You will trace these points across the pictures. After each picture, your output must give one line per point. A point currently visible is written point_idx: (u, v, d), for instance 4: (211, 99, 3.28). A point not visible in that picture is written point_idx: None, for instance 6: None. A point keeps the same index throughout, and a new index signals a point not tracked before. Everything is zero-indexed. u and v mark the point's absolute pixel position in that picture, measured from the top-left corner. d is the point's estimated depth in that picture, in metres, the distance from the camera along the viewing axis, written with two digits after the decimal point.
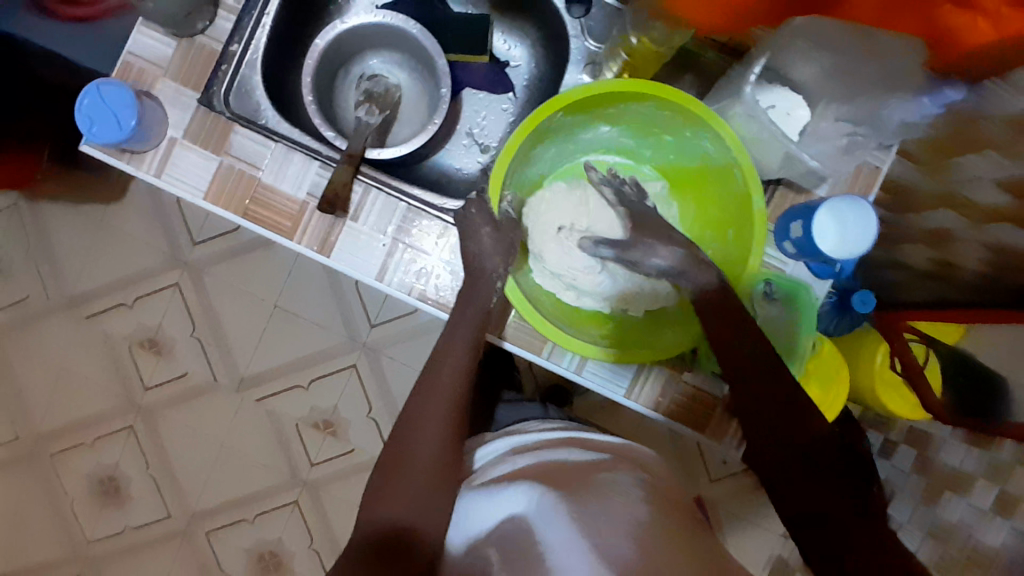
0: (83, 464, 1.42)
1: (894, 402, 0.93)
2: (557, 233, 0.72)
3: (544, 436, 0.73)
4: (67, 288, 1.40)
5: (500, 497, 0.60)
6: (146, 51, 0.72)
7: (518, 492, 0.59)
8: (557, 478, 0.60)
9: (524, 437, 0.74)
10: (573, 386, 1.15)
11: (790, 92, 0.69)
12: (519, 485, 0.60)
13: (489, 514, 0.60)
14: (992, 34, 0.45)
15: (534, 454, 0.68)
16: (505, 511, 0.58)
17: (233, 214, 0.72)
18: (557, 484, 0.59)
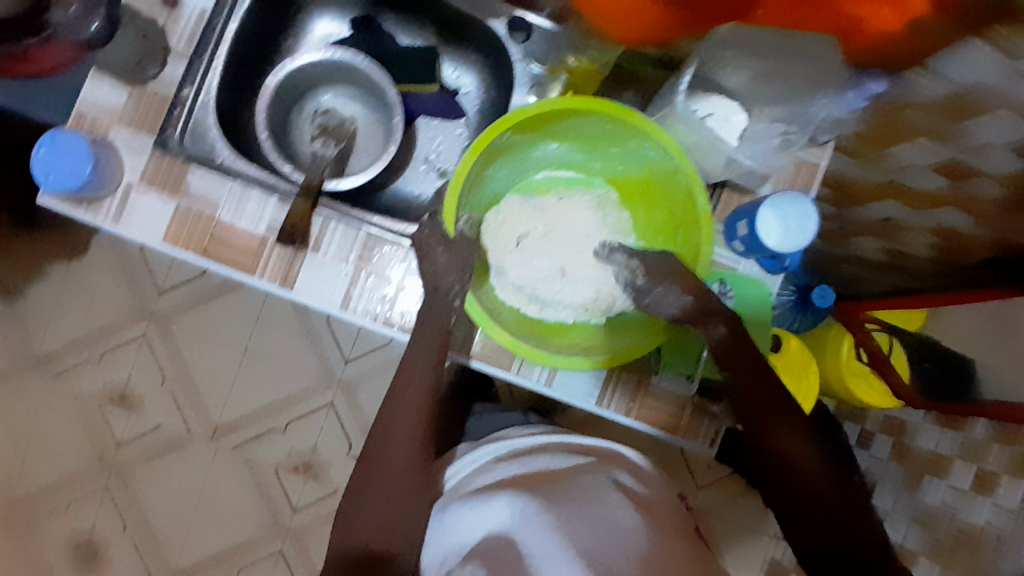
0: (55, 532, 1.37)
1: (865, 392, 0.95)
2: (516, 245, 0.75)
3: (531, 442, 0.74)
4: (31, 349, 1.36)
5: (481, 508, 0.60)
6: (97, 99, 0.73)
7: (500, 503, 0.59)
8: (539, 486, 0.61)
9: (503, 446, 0.75)
10: (551, 404, 1.15)
11: (726, 100, 0.68)
12: (501, 495, 0.60)
13: (471, 527, 0.60)
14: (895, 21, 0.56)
15: (514, 462, 0.69)
16: (487, 525, 0.58)
17: (194, 254, 0.73)
18: (538, 491, 0.59)
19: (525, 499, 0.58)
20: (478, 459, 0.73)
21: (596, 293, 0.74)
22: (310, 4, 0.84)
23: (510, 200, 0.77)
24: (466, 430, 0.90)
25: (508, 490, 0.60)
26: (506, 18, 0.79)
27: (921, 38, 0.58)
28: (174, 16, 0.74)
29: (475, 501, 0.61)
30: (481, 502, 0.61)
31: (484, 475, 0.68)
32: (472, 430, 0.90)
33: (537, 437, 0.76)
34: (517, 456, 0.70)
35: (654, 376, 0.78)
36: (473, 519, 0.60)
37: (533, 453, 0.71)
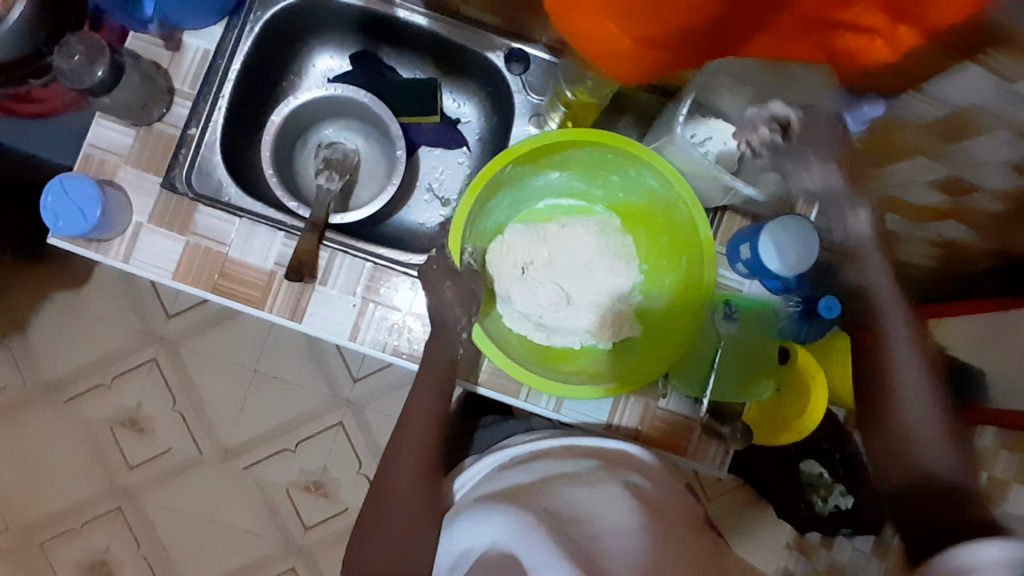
0: (70, 554, 1.38)
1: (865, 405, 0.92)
2: (521, 274, 0.74)
3: (534, 448, 0.74)
4: (43, 375, 1.38)
5: (481, 521, 0.59)
6: (106, 142, 0.74)
7: (497, 516, 0.58)
8: (538, 497, 0.60)
9: (507, 454, 0.75)
10: None
11: (719, 124, 0.69)
12: (498, 508, 0.59)
13: (472, 541, 0.59)
14: (887, 52, 0.50)
15: (518, 470, 0.69)
16: (485, 538, 0.57)
17: (203, 290, 0.74)
18: (535, 504, 0.58)
19: (519, 513, 0.56)
20: (482, 471, 0.74)
21: (601, 319, 0.74)
22: (311, 40, 0.85)
23: (514, 229, 0.76)
24: (472, 441, 0.88)
25: (506, 504, 0.59)
26: (502, 51, 0.80)
27: (917, 64, 0.54)
28: (178, 57, 0.76)
29: (475, 515, 0.61)
30: (481, 517, 0.60)
31: (490, 484, 0.68)
32: (477, 441, 0.88)
33: (539, 441, 0.76)
34: (521, 464, 0.71)
35: (661, 397, 0.79)
36: (474, 534, 0.59)
37: (536, 459, 0.72)
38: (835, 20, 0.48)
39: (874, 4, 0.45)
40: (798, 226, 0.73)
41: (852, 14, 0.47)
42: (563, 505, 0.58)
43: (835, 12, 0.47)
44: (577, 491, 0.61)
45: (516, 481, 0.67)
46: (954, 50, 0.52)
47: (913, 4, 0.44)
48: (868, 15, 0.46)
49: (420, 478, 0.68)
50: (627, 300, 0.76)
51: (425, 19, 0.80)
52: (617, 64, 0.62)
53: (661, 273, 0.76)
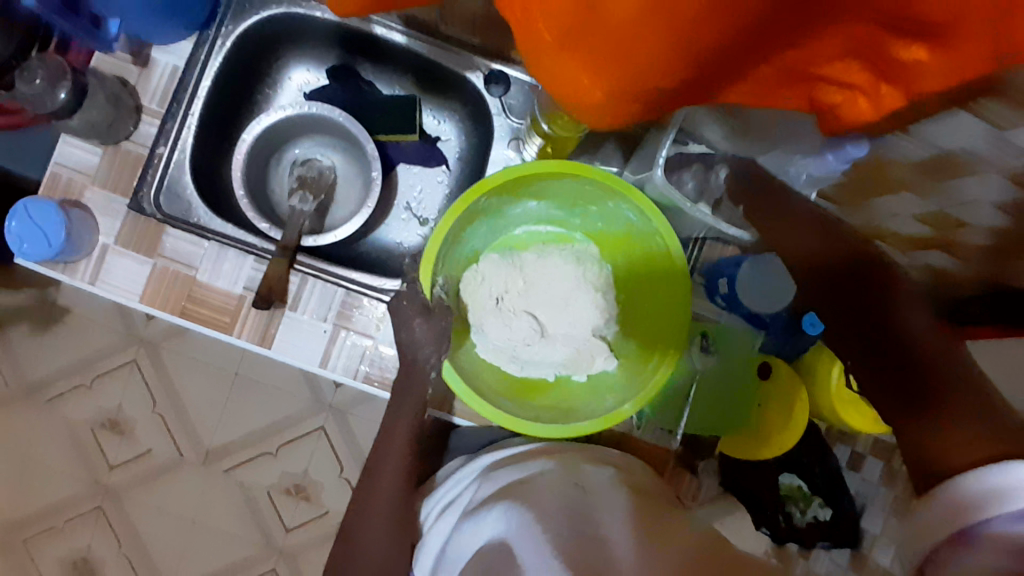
0: (53, 551, 1.38)
1: (856, 419, 0.80)
2: (496, 306, 0.72)
3: (524, 448, 0.74)
4: (23, 374, 1.37)
5: (476, 524, 0.60)
6: (72, 160, 0.73)
7: (497, 511, 0.60)
8: (535, 492, 0.62)
9: (492, 457, 0.74)
10: None
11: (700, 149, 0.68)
12: (496, 510, 0.60)
13: (467, 541, 0.60)
14: (868, 110, 0.47)
15: (512, 470, 0.69)
16: (483, 535, 0.59)
17: (171, 314, 0.73)
18: (531, 499, 0.61)
19: (520, 508, 0.58)
20: (471, 472, 0.73)
21: (575, 352, 0.73)
22: (286, 53, 0.82)
23: (489, 258, 0.75)
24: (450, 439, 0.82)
25: (503, 501, 0.61)
26: (482, 71, 0.78)
27: (909, 116, 0.52)
28: (146, 73, 0.75)
29: (472, 516, 0.62)
30: (477, 515, 0.61)
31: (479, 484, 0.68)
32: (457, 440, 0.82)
33: (528, 443, 0.76)
34: (520, 462, 0.71)
35: (634, 428, 0.80)
36: (470, 533, 0.60)
37: (533, 457, 0.71)
38: (815, 75, 0.45)
39: (858, 62, 0.43)
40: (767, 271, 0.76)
41: (834, 69, 0.44)
42: (553, 505, 0.59)
43: (817, 67, 0.44)
44: (576, 488, 0.63)
45: (513, 478, 0.67)
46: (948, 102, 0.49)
47: (900, 66, 0.42)
48: (850, 72, 0.44)
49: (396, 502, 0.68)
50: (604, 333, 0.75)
51: (403, 37, 0.78)
52: (591, 117, 0.48)
53: (638, 303, 0.75)
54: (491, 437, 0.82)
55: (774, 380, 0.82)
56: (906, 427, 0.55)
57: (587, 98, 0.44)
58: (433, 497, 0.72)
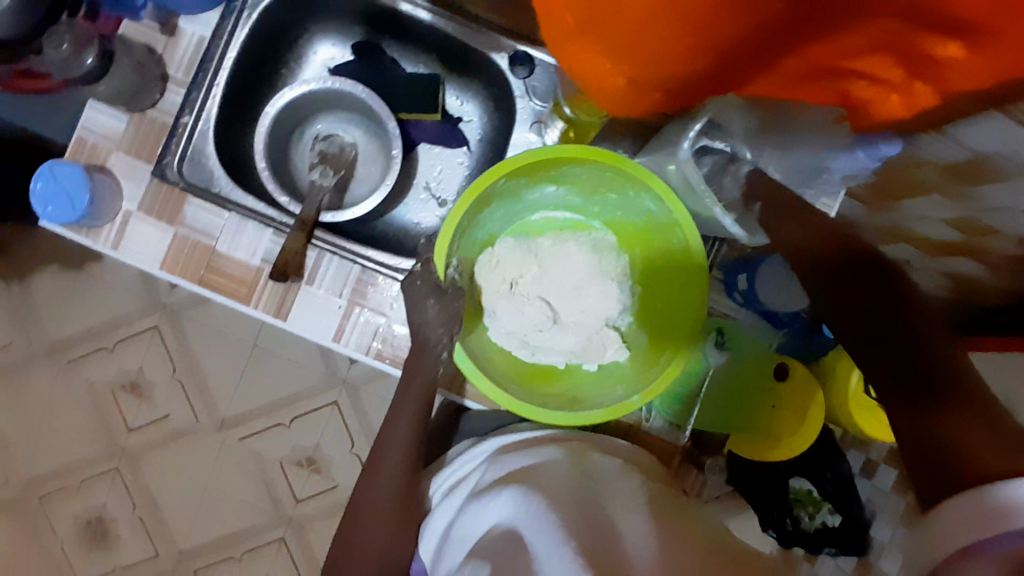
0: (70, 508, 1.42)
1: (872, 428, 0.80)
2: (509, 290, 0.72)
3: (535, 434, 0.74)
4: (47, 335, 1.40)
5: (486, 504, 0.61)
6: (97, 126, 0.73)
7: (503, 496, 0.60)
8: (543, 476, 0.63)
9: (504, 439, 0.74)
10: None
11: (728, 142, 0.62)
12: (503, 490, 0.61)
13: (475, 520, 0.61)
14: (901, 106, 0.47)
15: (523, 454, 0.69)
16: (489, 522, 0.60)
17: (191, 283, 0.74)
18: (538, 483, 0.61)
19: (526, 495, 0.59)
20: (481, 454, 0.73)
21: (587, 341, 0.72)
22: (312, 27, 0.82)
23: (506, 243, 0.74)
24: (460, 423, 0.83)
25: (512, 484, 0.62)
26: (507, 52, 0.77)
27: (946, 116, 0.50)
28: (173, 44, 0.74)
29: (479, 499, 0.62)
30: (485, 498, 0.62)
31: (487, 467, 0.69)
32: (467, 422, 0.84)
33: (537, 430, 0.76)
34: (530, 446, 0.71)
35: (644, 420, 0.78)
36: (476, 517, 0.61)
37: (543, 442, 0.72)
38: (847, 69, 0.44)
39: (891, 57, 0.41)
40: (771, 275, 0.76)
41: (865, 63, 0.43)
42: (561, 493, 0.59)
43: (847, 60, 0.43)
44: (585, 479, 0.64)
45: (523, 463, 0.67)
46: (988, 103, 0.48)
47: (935, 63, 0.41)
48: (884, 66, 0.43)
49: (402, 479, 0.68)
50: (616, 323, 0.74)
51: (429, 15, 0.77)
52: (614, 106, 0.50)
53: (653, 296, 0.74)
54: (500, 421, 0.82)
55: (790, 384, 0.83)
56: (920, 422, 0.52)
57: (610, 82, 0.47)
58: (447, 476, 0.73)
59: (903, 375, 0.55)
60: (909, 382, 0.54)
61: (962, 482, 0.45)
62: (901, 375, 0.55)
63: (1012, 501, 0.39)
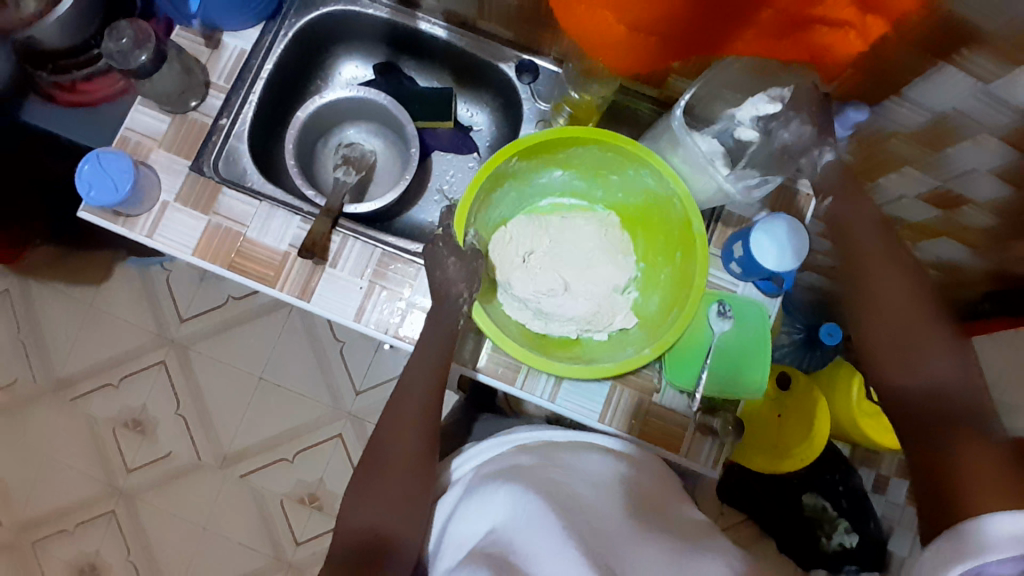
0: (60, 555, 1.37)
1: (875, 431, 1.03)
2: (522, 262, 0.77)
3: (538, 435, 0.76)
4: (54, 371, 1.41)
5: (486, 502, 0.64)
6: (142, 126, 0.80)
7: (501, 492, 0.63)
8: (539, 473, 0.66)
9: (519, 437, 0.76)
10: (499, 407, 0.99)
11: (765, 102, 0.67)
12: (503, 489, 0.63)
13: (473, 521, 0.63)
14: (859, 40, 0.58)
15: (524, 454, 0.71)
16: (486, 518, 0.62)
17: (220, 267, 0.78)
18: (535, 479, 0.64)
19: (523, 491, 0.62)
20: (485, 452, 0.76)
21: (597, 309, 0.77)
22: (338, 50, 0.94)
23: (517, 221, 0.80)
24: (471, 429, 0.91)
25: (509, 482, 0.64)
26: (513, 62, 0.87)
27: (873, 59, 0.62)
28: (216, 54, 0.83)
29: (478, 494, 0.66)
30: (483, 495, 0.65)
31: (492, 462, 0.72)
32: (476, 429, 0.90)
33: (535, 432, 0.77)
34: (529, 449, 0.73)
35: (655, 391, 0.80)
36: (476, 512, 0.64)
37: (544, 446, 0.73)
38: (810, 18, 0.55)
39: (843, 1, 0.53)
40: (773, 236, 0.74)
41: (826, 10, 0.54)
42: (559, 493, 0.62)
43: (811, 11, 0.54)
44: (579, 477, 0.66)
45: (523, 461, 0.69)
46: (919, 49, 0.58)
47: None
48: (839, 11, 0.54)
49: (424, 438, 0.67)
50: (622, 293, 0.79)
51: (444, 32, 0.87)
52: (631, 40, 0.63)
53: (657, 268, 0.79)
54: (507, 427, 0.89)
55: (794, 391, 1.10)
56: (937, 446, 0.57)
57: (616, 33, 0.63)
58: (455, 469, 0.76)
59: (923, 399, 0.60)
60: (922, 410, 0.59)
61: (959, 508, 0.52)
62: (921, 395, 0.60)
63: (1000, 533, 0.48)
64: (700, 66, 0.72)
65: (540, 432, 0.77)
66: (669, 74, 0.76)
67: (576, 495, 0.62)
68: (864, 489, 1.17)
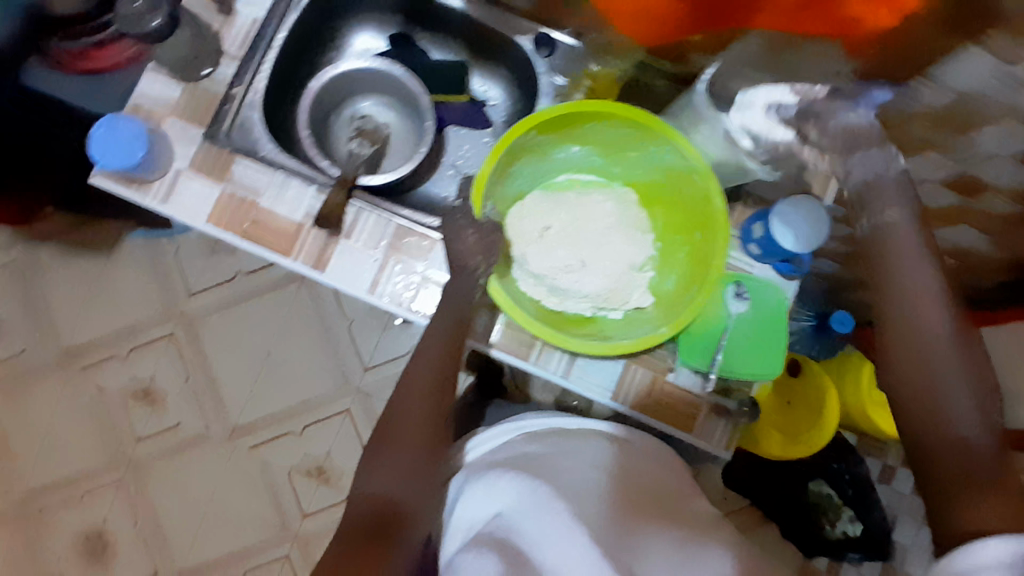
0: (67, 522, 1.38)
1: (884, 419, 1.03)
2: (538, 238, 0.76)
3: (549, 421, 0.76)
4: (62, 341, 1.41)
5: (495, 487, 0.64)
6: (155, 92, 0.79)
7: (506, 479, 0.63)
8: (548, 463, 0.66)
9: (526, 425, 0.75)
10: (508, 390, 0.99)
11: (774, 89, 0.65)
12: (512, 476, 0.63)
13: (482, 505, 0.63)
14: (891, 15, 0.53)
15: (535, 442, 0.71)
16: (494, 504, 0.62)
17: (234, 237, 0.77)
18: (544, 468, 0.64)
19: (531, 478, 0.62)
20: (495, 438, 0.75)
21: (613, 287, 0.76)
22: (353, 20, 0.93)
23: (533, 197, 0.80)
24: (484, 415, 0.91)
25: (518, 469, 0.64)
26: (530, 35, 0.86)
27: (912, 54, 0.57)
28: (230, 21, 0.81)
29: (485, 479, 0.66)
30: (490, 480, 0.65)
31: (499, 450, 0.72)
32: (489, 415, 0.90)
33: (547, 417, 0.77)
34: (540, 437, 0.72)
35: (669, 370, 0.80)
36: (481, 496, 0.64)
37: (554, 434, 0.73)
38: None
39: None
40: (790, 220, 0.72)
41: None
42: (567, 481, 0.63)
43: None
44: (590, 467, 0.66)
45: (532, 449, 0.69)
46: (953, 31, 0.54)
47: None
48: None
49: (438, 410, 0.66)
50: (639, 271, 0.78)
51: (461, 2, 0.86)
52: None
53: (675, 247, 0.78)
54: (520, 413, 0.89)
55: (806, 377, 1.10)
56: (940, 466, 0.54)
57: None
58: (463, 451, 0.75)
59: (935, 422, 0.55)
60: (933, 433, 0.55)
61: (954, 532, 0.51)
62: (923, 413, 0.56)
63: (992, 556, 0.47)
64: (722, 43, 0.69)
65: (552, 419, 0.76)
66: (690, 51, 0.73)
67: (585, 488, 0.62)
68: (870, 479, 1.15)
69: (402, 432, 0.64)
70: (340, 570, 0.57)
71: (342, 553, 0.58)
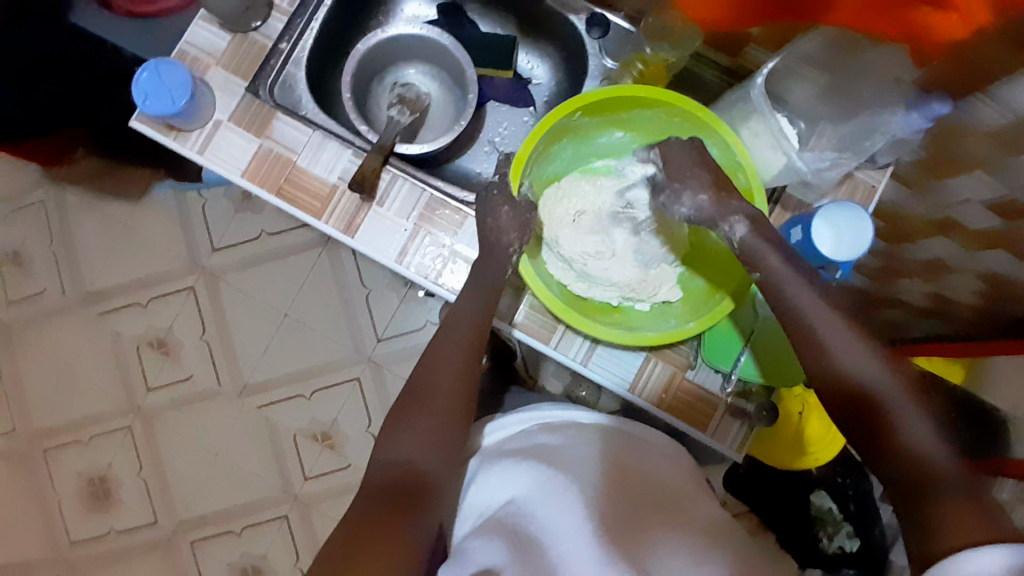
0: (75, 462, 1.41)
1: None
2: (572, 221, 0.76)
3: (566, 411, 0.75)
4: (83, 285, 1.43)
5: (509, 475, 0.64)
6: (202, 41, 0.79)
7: (523, 467, 0.64)
8: (563, 454, 0.66)
9: (542, 414, 0.75)
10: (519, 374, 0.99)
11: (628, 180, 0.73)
12: (528, 466, 0.64)
13: (495, 492, 0.64)
14: (961, 25, 0.52)
15: (550, 432, 0.71)
16: (507, 492, 0.63)
17: (268, 193, 0.77)
18: (559, 460, 0.64)
19: (549, 469, 0.62)
20: (508, 427, 0.74)
21: (643, 277, 0.75)
22: None
23: (570, 179, 0.79)
24: (504, 400, 0.90)
25: (533, 460, 0.65)
26: (583, 14, 0.84)
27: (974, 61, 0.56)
28: None
29: (499, 465, 0.66)
30: (505, 467, 0.65)
31: (515, 439, 0.71)
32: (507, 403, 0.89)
33: (564, 408, 0.76)
34: (555, 427, 0.72)
35: (689, 368, 0.79)
36: (495, 483, 0.64)
37: (570, 424, 0.72)
38: None
39: None
40: (833, 224, 0.71)
41: None
42: (584, 472, 0.63)
43: None
44: (605, 461, 0.66)
45: (547, 441, 0.69)
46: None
47: None
48: None
49: (459, 384, 0.65)
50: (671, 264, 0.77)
51: None
52: None
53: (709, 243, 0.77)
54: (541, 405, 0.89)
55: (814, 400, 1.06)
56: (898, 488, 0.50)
57: None
58: (477, 433, 0.76)
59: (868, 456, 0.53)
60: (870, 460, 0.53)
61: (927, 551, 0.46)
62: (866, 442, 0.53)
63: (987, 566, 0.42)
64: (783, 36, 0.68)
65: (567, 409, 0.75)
66: (747, 42, 0.73)
67: (599, 483, 0.62)
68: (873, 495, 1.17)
69: (419, 401, 0.64)
70: (349, 531, 0.57)
71: (353, 515, 0.59)
